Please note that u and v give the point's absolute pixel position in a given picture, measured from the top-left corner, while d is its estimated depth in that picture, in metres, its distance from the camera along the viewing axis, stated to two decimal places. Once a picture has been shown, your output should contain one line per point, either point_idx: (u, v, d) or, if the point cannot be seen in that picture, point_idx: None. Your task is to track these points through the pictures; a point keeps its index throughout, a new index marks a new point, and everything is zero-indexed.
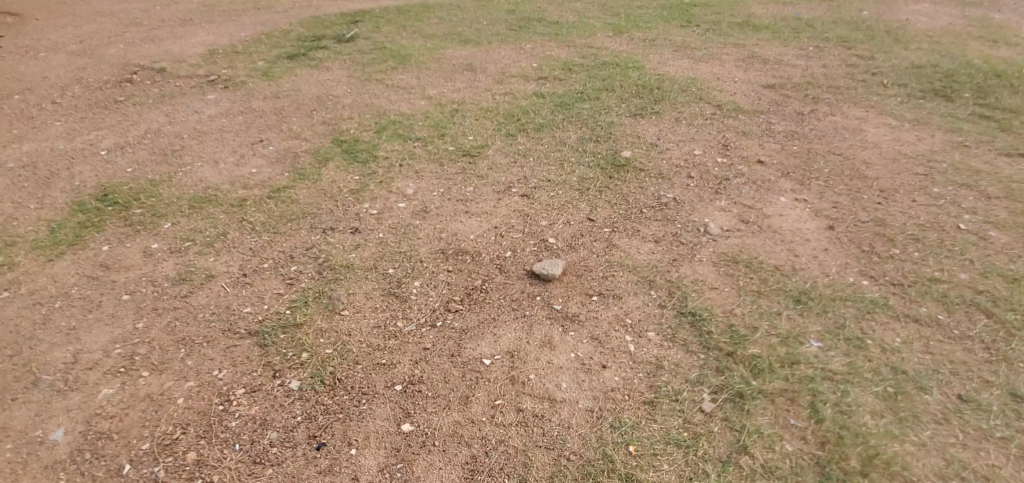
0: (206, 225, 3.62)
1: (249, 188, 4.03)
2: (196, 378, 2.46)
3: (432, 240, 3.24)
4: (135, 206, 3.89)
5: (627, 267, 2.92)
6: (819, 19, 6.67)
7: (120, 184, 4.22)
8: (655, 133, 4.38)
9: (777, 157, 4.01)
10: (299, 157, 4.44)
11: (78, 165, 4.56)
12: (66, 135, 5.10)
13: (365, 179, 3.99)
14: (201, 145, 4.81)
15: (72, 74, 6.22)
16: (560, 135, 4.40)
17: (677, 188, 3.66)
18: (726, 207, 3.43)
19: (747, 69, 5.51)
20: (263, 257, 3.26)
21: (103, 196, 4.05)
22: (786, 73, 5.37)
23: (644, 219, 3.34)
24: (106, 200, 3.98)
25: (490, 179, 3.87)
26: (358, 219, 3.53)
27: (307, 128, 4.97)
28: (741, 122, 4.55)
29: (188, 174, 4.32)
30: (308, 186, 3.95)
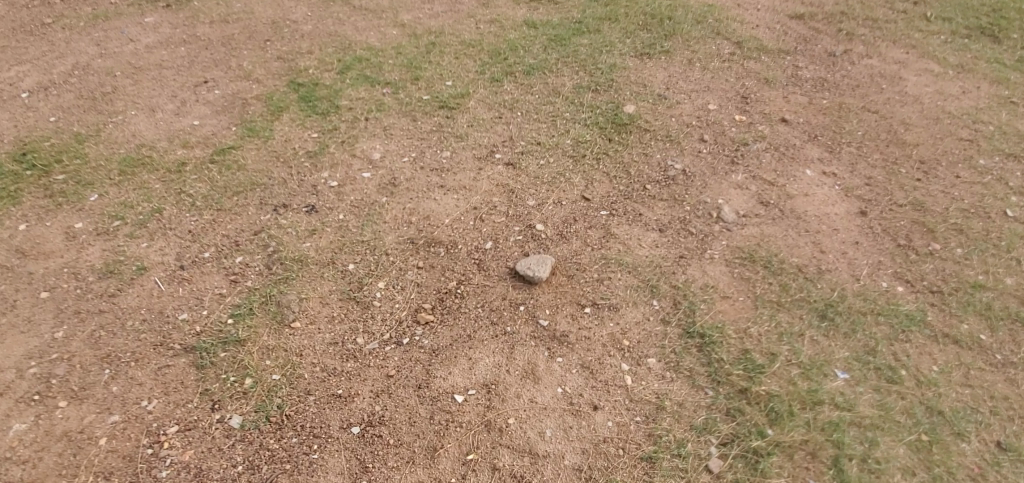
0: (139, 198, 3.11)
1: (191, 147, 3.46)
2: (122, 411, 2.12)
3: (401, 225, 2.78)
4: (58, 171, 3.33)
5: (626, 265, 2.50)
6: None
7: (41, 139, 3.62)
8: (663, 80, 3.76)
9: (803, 114, 3.46)
10: (249, 106, 3.81)
11: None
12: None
13: (324, 139, 3.42)
14: (137, 86, 4.11)
15: None
16: (553, 82, 3.77)
17: (686, 156, 3.15)
18: (743, 183, 2.95)
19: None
20: (204, 244, 2.81)
21: (21, 155, 3.46)
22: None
23: (648, 199, 2.88)
24: (24, 160, 3.41)
25: (469, 140, 3.32)
26: (315, 194, 3.04)
27: (260, 64, 4.25)
28: (763, 66, 3.92)
29: (121, 125, 3.71)
30: (259, 147, 3.39)
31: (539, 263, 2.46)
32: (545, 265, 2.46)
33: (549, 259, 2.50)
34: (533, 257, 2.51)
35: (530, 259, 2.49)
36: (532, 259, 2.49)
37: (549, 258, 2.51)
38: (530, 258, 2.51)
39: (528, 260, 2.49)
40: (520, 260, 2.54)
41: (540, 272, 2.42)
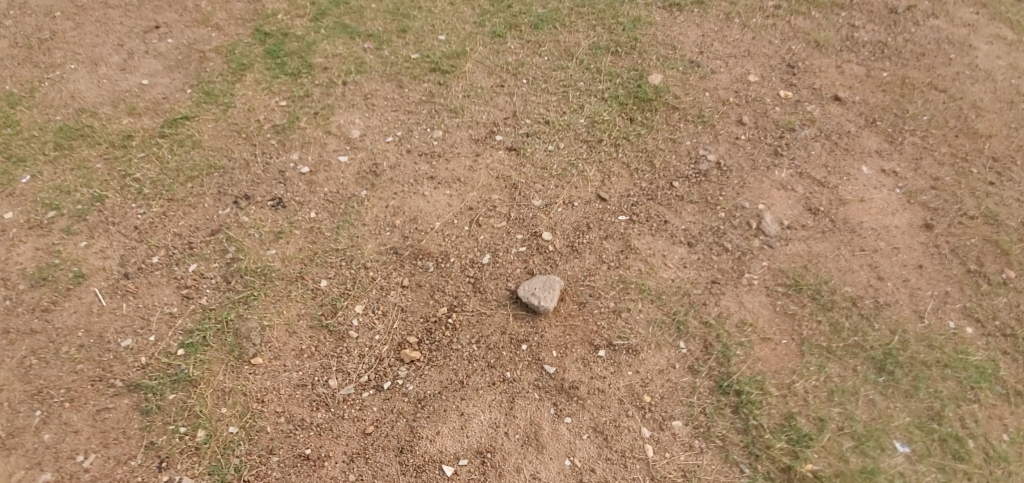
0: (78, 182, 2.64)
1: (140, 115, 2.94)
2: (55, 468, 1.82)
3: (383, 230, 2.35)
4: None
5: (649, 292, 2.11)
6: None
7: None
8: (696, 41, 3.18)
9: (860, 90, 2.92)
10: (206, 61, 3.23)
11: None
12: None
13: (294, 109, 2.90)
14: (79, 30, 3.48)
15: None
16: (564, 40, 3.18)
17: (721, 144, 2.66)
18: (787, 182, 2.50)
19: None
20: (152, 246, 2.40)
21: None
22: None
23: (675, 201, 2.43)
24: None
25: (465, 116, 2.80)
26: (282, 182, 2.58)
27: (220, 4, 3.59)
28: (814, 23, 3.30)
29: (59, 83, 3.15)
30: (217, 117, 2.88)
31: (544, 287, 2.08)
32: (552, 291, 2.08)
33: (556, 280, 2.11)
34: (539, 279, 2.12)
35: (535, 283, 2.10)
36: (537, 282, 2.10)
37: (555, 279, 2.12)
38: (536, 280, 2.12)
39: (533, 284, 2.09)
40: (524, 282, 2.15)
41: (547, 303, 2.04)
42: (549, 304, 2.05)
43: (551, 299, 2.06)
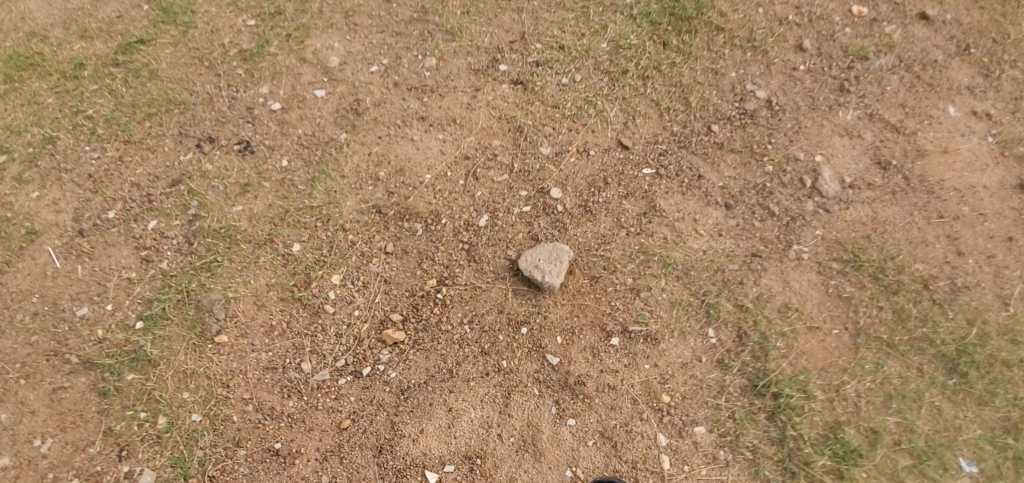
0: (27, 120, 2.32)
1: (91, 38, 2.52)
2: (10, 453, 1.66)
3: (364, 184, 2.01)
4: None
5: (674, 266, 1.77)
6: None
7: None
8: None
9: (953, 5, 2.28)
10: None
11: None
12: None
13: (263, 32, 2.44)
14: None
15: None
16: None
17: (774, 77, 2.15)
18: (853, 127, 2.04)
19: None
20: (109, 198, 2.12)
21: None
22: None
23: (713, 150, 2.01)
24: None
25: (464, 40, 2.31)
26: (250, 123, 2.22)
27: None
28: None
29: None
30: (176, 40, 2.46)
31: (549, 256, 1.77)
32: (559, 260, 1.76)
33: (562, 248, 1.79)
34: (544, 246, 1.80)
35: (539, 251, 1.79)
36: (541, 250, 1.79)
37: (562, 247, 1.79)
38: (540, 247, 1.80)
39: (537, 254, 1.78)
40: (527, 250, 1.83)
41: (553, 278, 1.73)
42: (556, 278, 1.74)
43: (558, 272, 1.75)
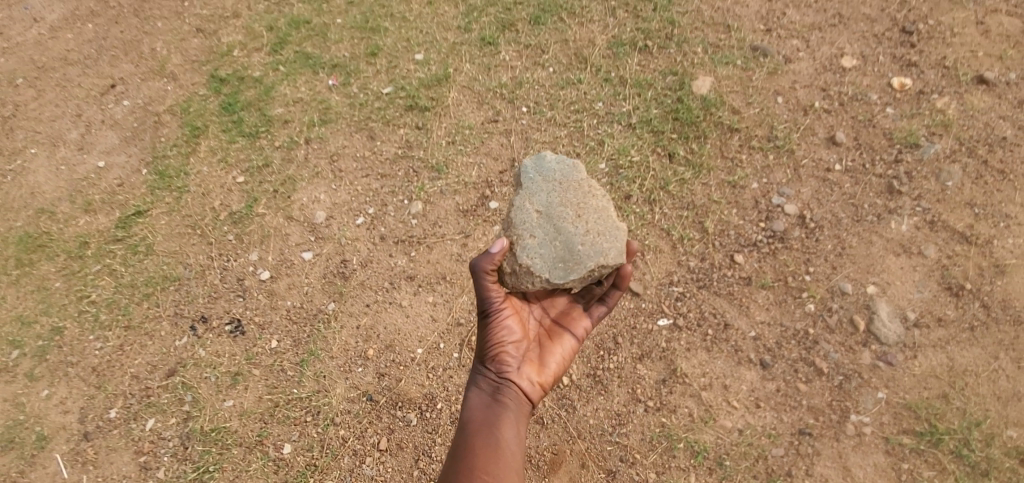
0: (39, 309, 2.22)
1: (95, 211, 2.38)
2: None
3: (352, 365, 1.83)
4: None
5: (705, 455, 1.51)
6: None
7: None
8: (760, 12, 2.16)
9: (1016, 62, 1.98)
10: (161, 129, 2.52)
11: None
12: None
13: (253, 189, 2.25)
14: (41, 101, 2.84)
15: None
16: (578, 27, 2.27)
17: (805, 183, 1.83)
18: (912, 239, 1.71)
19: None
20: (109, 394, 2.00)
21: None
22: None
23: (741, 287, 1.71)
24: None
25: (452, 176, 2.09)
26: (262, 312, 1.99)
27: (167, 28, 2.86)
28: None
29: (25, 176, 2.59)
30: (172, 204, 2.29)
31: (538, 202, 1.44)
32: (572, 209, 1.44)
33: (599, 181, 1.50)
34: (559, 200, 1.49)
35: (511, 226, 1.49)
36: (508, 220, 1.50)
37: (584, 172, 1.49)
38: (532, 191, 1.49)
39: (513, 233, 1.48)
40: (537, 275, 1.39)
41: (557, 269, 1.38)
42: (615, 259, 1.40)
43: (590, 235, 1.41)
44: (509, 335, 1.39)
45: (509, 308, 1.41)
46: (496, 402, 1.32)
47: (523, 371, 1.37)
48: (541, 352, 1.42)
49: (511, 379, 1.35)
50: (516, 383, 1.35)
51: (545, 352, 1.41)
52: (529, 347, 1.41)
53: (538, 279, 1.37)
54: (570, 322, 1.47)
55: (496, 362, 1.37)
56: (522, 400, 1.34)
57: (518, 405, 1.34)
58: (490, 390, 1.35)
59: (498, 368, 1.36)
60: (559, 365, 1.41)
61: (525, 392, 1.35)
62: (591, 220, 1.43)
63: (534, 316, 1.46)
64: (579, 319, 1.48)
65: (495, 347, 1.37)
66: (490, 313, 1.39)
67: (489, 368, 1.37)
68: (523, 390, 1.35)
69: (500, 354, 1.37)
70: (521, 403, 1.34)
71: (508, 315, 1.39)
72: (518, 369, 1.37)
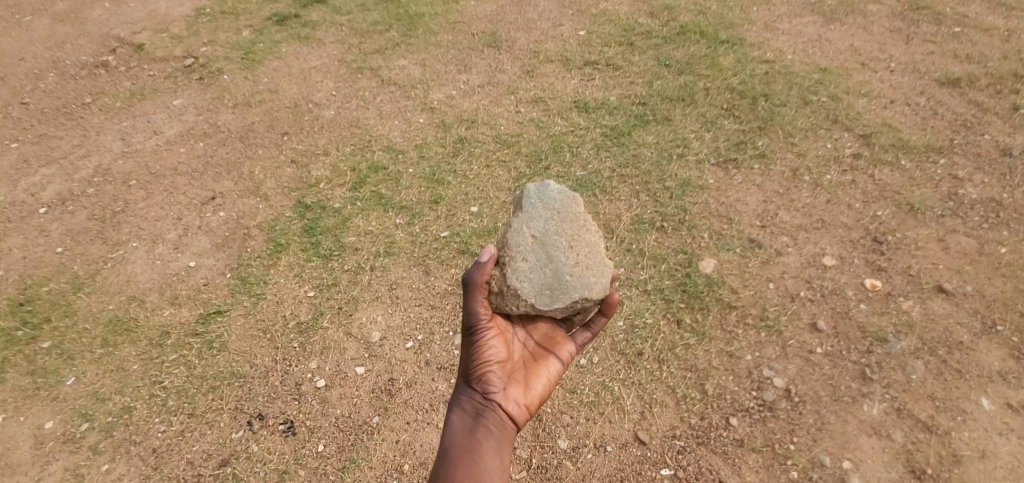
0: (114, 387, 2.51)
1: (180, 304, 2.78)
2: None
3: (388, 477, 2.12)
4: (46, 335, 2.77)
5: None
6: None
7: (32, 274, 3.09)
8: (757, 210, 2.65)
9: (973, 276, 2.33)
10: (249, 242, 2.99)
11: (9, 234, 3.36)
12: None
13: (320, 303, 2.64)
14: (147, 201, 3.36)
15: (49, 53, 4.98)
16: (607, 203, 2.78)
17: (791, 360, 2.17)
18: (882, 422, 2.00)
19: (895, 64, 3.34)
20: (165, 476, 2.23)
21: (18, 306, 2.92)
22: (944, 73, 3.24)
23: (733, 448, 1.99)
24: (20, 313, 2.87)
25: None
26: (314, 417, 2.30)
27: (267, 157, 3.46)
28: (905, 177, 2.71)
29: (124, 266, 3.02)
30: (250, 308, 2.69)
31: (538, 231, 1.83)
32: (565, 241, 1.84)
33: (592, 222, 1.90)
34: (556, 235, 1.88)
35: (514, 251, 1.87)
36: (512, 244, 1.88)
37: (574, 208, 1.90)
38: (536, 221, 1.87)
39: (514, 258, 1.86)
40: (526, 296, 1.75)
41: (542, 294, 1.77)
42: (598, 294, 1.80)
43: (577, 268, 1.82)
44: (497, 357, 1.70)
45: (494, 330, 1.74)
46: (481, 420, 1.61)
47: (508, 390, 1.66)
48: (525, 374, 1.73)
49: (496, 398, 1.64)
50: (500, 402, 1.64)
51: (528, 374, 1.73)
52: (515, 368, 1.73)
53: (525, 303, 1.73)
54: (553, 346, 1.81)
55: (484, 382, 1.66)
56: (506, 416, 1.63)
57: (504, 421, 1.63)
58: (476, 410, 1.63)
59: (485, 388, 1.65)
60: (542, 387, 1.72)
61: (509, 410, 1.64)
62: (579, 256, 1.83)
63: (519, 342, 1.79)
64: (562, 345, 1.82)
65: (482, 370, 1.67)
66: (479, 336, 1.70)
67: (476, 389, 1.66)
68: (508, 409, 1.63)
69: (487, 375, 1.66)
70: (504, 420, 1.62)
71: (496, 340, 1.71)
72: (503, 389, 1.66)
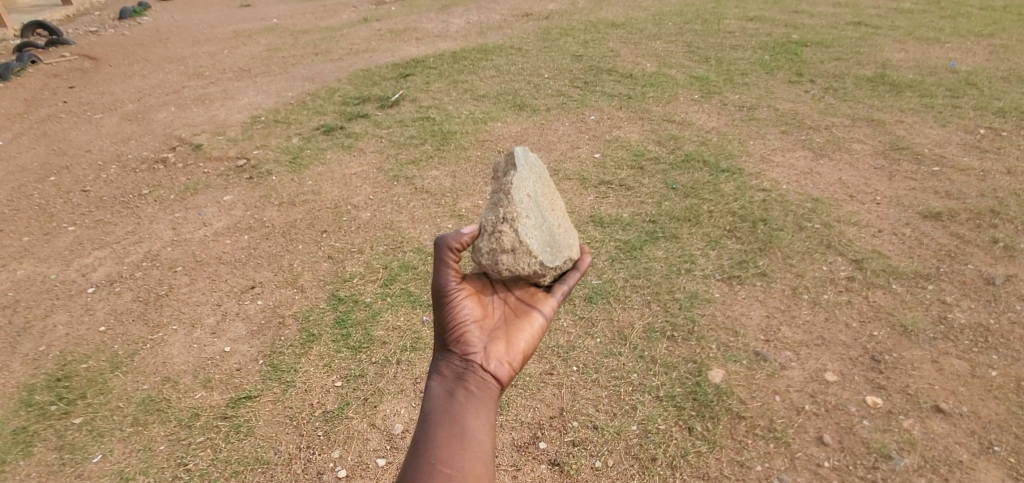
0: (139, 466, 2.57)
1: (212, 388, 2.92)
2: None
3: None
4: (78, 411, 2.87)
5: None
6: (973, 89, 5.08)
7: (73, 350, 3.25)
8: (761, 324, 2.85)
9: (968, 396, 2.46)
10: (283, 330, 3.20)
11: (56, 310, 3.57)
12: (47, 251, 4.14)
13: (347, 393, 2.78)
14: (190, 287, 3.61)
15: (114, 147, 5.51)
16: (621, 310, 3.00)
17: (800, 472, 2.25)
18: None
19: (880, 197, 3.70)
20: None
21: (55, 381, 3.04)
22: (926, 206, 3.59)
23: None
24: (57, 388, 2.99)
25: (511, 413, 2.56)
26: None
27: (307, 252, 3.77)
28: (897, 299, 2.93)
29: (162, 348, 3.19)
30: (280, 394, 2.82)
31: (531, 192, 2.22)
32: (547, 209, 2.26)
33: (556, 191, 2.42)
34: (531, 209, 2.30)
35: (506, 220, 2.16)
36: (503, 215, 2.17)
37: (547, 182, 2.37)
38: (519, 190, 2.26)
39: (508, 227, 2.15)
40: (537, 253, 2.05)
41: (549, 253, 2.08)
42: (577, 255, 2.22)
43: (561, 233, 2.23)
44: (473, 319, 1.82)
45: (468, 293, 1.86)
46: (462, 383, 1.71)
47: (487, 349, 1.77)
48: (506, 332, 1.85)
49: (477, 358, 1.75)
50: (479, 363, 1.74)
51: (509, 332, 1.84)
52: (495, 327, 1.85)
53: (537, 259, 2.02)
54: (532, 304, 1.95)
55: (460, 346, 1.77)
56: (489, 373, 1.74)
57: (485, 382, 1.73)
58: (456, 374, 1.74)
59: (462, 351, 1.76)
60: (526, 343, 1.83)
61: (490, 368, 1.75)
62: (559, 222, 2.28)
63: (499, 305, 1.92)
64: (541, 299, 1.99)
65: (457, 336, 1.78)
66: (454, 301, 1.82)
67: (455, 353, 1.77)
68: (488, 367, 1.74)
69: (462, 339, 1.78)
70: (486, 378, 1.73)
71: (469, 303, 1.84)
72: (481, 348, 1.77)
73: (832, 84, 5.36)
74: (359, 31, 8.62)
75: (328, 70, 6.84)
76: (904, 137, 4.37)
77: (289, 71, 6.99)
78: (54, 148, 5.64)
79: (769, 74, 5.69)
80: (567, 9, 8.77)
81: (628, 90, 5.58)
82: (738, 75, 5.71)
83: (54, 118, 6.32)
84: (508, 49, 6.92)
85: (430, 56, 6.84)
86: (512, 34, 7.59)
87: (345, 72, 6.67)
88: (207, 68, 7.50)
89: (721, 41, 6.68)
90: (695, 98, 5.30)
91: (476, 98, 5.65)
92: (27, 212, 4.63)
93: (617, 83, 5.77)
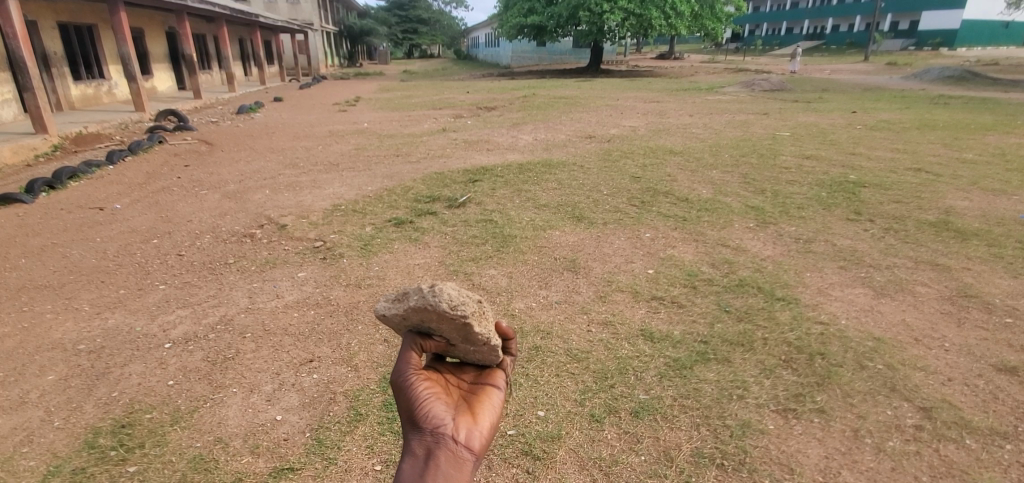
0: None
1: (259, 454, 3.00)
2: None
3: None
4: (134, 459, 2.98)
5: None
6: None
7: (139, 400, 3.45)
8: (818, 464, 2.70)
9: None
10: (334, 405, 3.31)
11: (133, 360, 3.83)
12: (137, 305, 4.55)
13: (385, 478, 2.78)
14: (255, 353, 3.83)
15: (212, 220, 6.17)
16: (667, 430, 2.93)
17: None
18: None
19: (948, 344, 3.56)
20: None
21: (119, 428, 3.21)
22: (1000, 360, 3.41)
23: None
24: (119, 434, 3.16)
25: None
26: None
27: (365, 333, 3.98)
28: (972, 456, 2.72)
29: (219, 408, 3.35)
30: (321, 469, 2.86)
31: None
32: None
33: None
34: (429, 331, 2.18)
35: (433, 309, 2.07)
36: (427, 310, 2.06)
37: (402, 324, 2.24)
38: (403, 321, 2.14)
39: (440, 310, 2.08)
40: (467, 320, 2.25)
41: None
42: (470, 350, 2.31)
43: None
44: (435, 395, 1.73)
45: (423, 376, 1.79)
46: (436, 454, 1.58)
47: (456, 421, 1.67)
48: (472, 408, 1.79)
49: (450, 428, 1.64)
50: (452, 432, 1.63)
51: (474, 406, 1.78)
52: (459, 405, 1.78)
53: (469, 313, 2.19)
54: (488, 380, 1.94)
55: (432, 418, 1.65)
56: (463, 443, 1.63)
57: (458, 452, 1.60)
58: (428, 448, 1.59)
59: (434, 425, 1.64)
60: (491, 415, 1.77)
61: (463, 438, 1.64)
62: None
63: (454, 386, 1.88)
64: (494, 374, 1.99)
65: (428, 408, 1.67)
66: (410, 383, 1.73)
67: (423, 430, 1.63)
68: (461, 437, 1.63)
69: (430, 413, 1.66)
70: (459, 451, 1.60)
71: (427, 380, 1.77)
72: (452, 421, 1.67)
73: (892, 225, 5.38)
74: (437, 139, 9.56)
75: (406, 171, 7.56)
76: (972, 285, 4.26)
77: (371, 169, 7.76)
78: (162, 215, 6.38)
79: (826, 209, 5.80)
80: (627, 135, 9.45)
81: (683, 212, 5.81)
82: (795, 208, 5.85)
83: (168, 190, 7.19)
84: (570, 165, 7.47)
85: (499, 166, 7.46)
86: (575, 152, 8.21)
87: (420, 174, 7.34)
88: (301, 160, 8.45)
89: (777, 175, 6.93)
90: (750, 226, 5.44)
91: (537, 207, 6.04)
92: (128, 269, 5.16)
93: (674, 205, 6.02)
